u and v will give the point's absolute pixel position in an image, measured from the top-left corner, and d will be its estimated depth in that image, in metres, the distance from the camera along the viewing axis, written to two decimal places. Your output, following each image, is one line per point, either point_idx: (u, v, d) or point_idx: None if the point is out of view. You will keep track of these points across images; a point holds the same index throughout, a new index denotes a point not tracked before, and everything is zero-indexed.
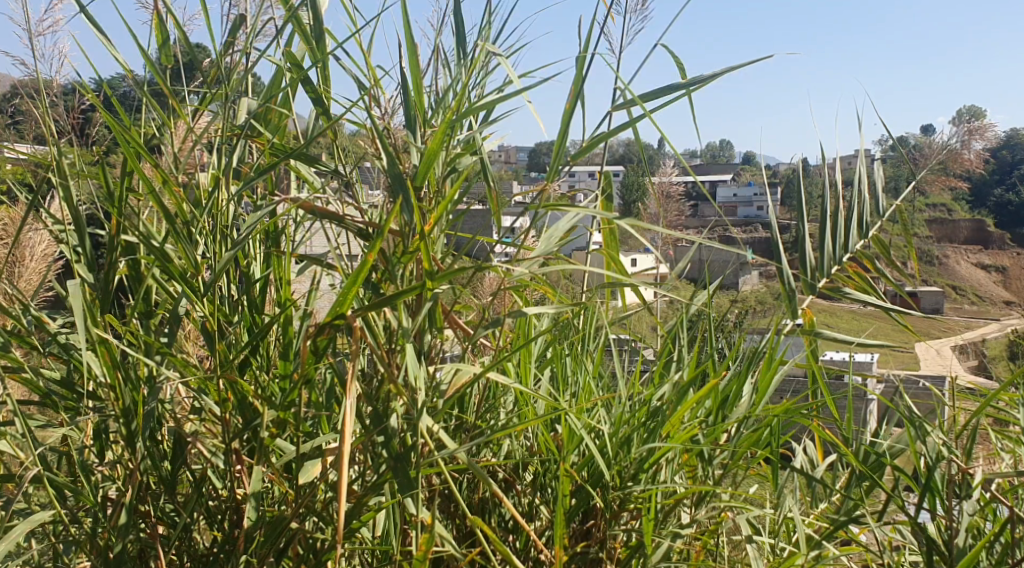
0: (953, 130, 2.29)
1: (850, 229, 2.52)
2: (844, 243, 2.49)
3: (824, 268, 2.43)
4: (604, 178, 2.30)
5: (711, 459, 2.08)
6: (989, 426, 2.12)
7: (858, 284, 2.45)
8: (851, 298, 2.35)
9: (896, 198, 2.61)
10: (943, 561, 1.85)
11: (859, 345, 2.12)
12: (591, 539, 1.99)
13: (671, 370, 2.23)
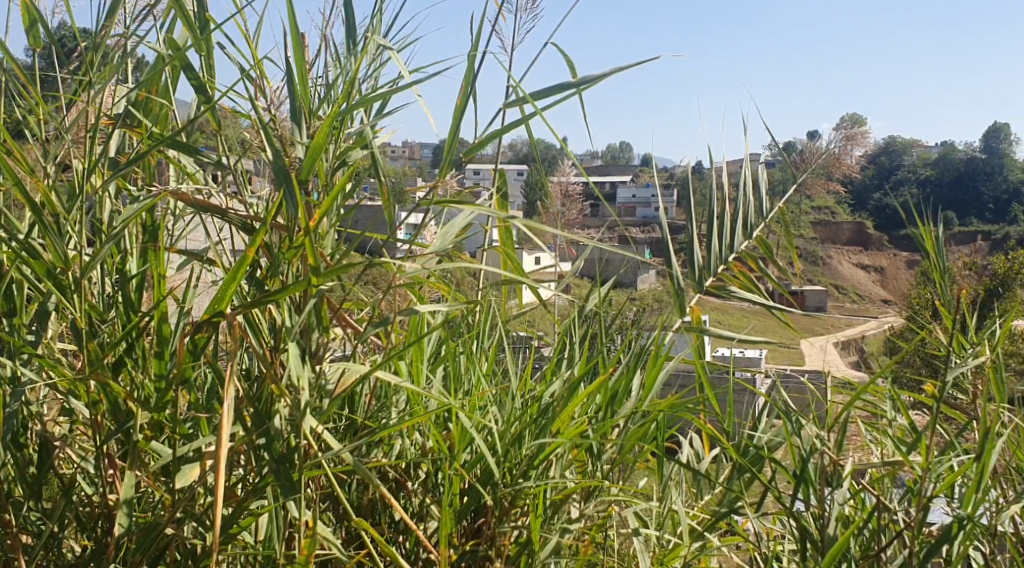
0: (833, 136, 2.37)
1: (736, 229, 2.60)
2: (729, 243, 2.57)
3: (711, 268, 2.50)
4: (498, 175, 2.30)
5: (601, 454, 2.11)
6: (862, 420, 2.22)
7: (743, 282, 2.53)
8: (736, 297, 2.43)
9: (779, 200, 2.70)
10: (816, 550, 1.92)
11: (743, 341, 2.19)
12: (481, 537, 1.96)
13: (563, 367, 2.25)
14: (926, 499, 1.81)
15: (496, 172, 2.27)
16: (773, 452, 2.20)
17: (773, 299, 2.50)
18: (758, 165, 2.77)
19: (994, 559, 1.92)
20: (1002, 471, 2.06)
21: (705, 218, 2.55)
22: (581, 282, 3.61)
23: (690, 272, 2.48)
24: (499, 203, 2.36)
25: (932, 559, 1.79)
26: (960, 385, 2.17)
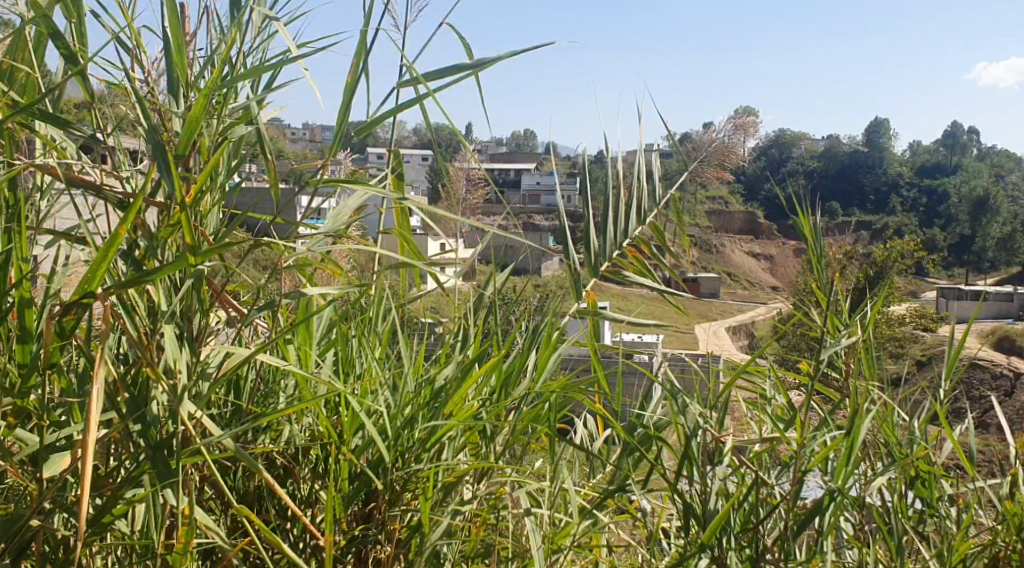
0: (725, 124, 2.40)
1: (630, 215, 2.64)
2: (623, 228, 2.61)
3: (605, 253, 2.55)
4: (393, 156, 2.28)
5: (494, 436, 2.11)
6: (747, 401, 2.30)
7: (637, 267, 2.58)
8: (630, 282, 2.48)
9: (671, 187, 2.76)
10: (698, 524, 1.99)
11: (635, 324, 2.23)
12: (371, 521, 1.92)
13: (456, 351, 2.24)
14: (800, 473, 1.90)
15: (392, 153, 2.25)
16: (661, 431, 2.25)
17: (664, 283, 2.56)
18: (652, 153, 2.82)
19: (861, 528, 2.03)
20: (870, 445, 2.17)
21: (600, 203, 2.59)
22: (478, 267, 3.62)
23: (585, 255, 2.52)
24: (394, 185, 2.34)
25: (804, 530, 1.88)
26: (833, 365, 2.27)
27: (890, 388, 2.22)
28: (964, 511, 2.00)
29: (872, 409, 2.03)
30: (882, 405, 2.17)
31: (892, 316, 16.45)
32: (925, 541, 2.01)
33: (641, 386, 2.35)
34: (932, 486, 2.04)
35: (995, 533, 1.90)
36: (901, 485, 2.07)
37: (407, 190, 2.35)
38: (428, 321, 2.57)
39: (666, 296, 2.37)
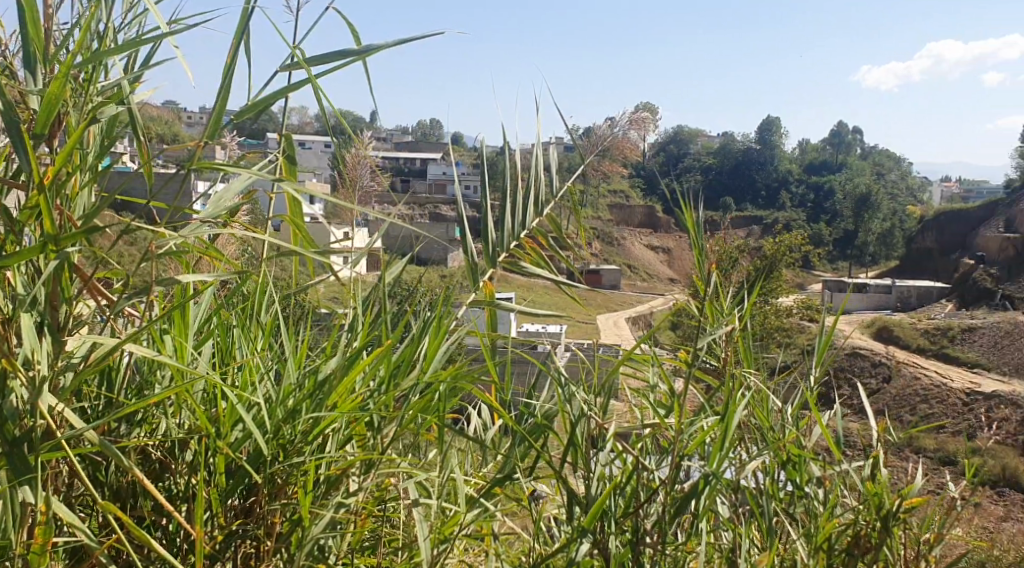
0: (620, 119, 2.40)
1: (527, 206, 2.66)
2: (520, 219, 2.63)
3: (503, 244, 2.57)
4: (285, 142, 2.24)
5: (381, 427, 2.07)
6: (638, 389, 2.35)
7: (534, 258, 2.61)
8: (528, 273, 2.50)
9: (569, 180, 2.79)
10: (581, 509, 2.02)
11: (530, 315, 2.26)
12: (251, 516, 1.87)
13: (343, 341, 2.20)
14: (677, 458, 1.97)
15: (283, 139, 2.21)
16: (553, 420, 2.27)
17: (559, 273, 2.60)
18: (550, 145, 2.84)
19: (735, 509, 2.11)
20: (746, 430, 2.26)
21: (498, 193, 2.60)
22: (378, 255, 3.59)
23: (480, 245, 2.52)
24: (286, 170, 2.30)
25: (681, 512, 1.95)
26: (713, 353, 2.35)
27: (765, 375, 2.32)
28: (829, 491, 2.10)
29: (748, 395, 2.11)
30: (758, 391, 2.26)
31: (778, 306, 17.02)
32: (795, 521, 2.10)
33: (535, 376, 2.36)
34: (802, 469, 2.13)
35: (857, 512, 2.01)
36: (773, 468, 2.16)
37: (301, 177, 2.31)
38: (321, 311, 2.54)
39: (563, 287, 2.41)
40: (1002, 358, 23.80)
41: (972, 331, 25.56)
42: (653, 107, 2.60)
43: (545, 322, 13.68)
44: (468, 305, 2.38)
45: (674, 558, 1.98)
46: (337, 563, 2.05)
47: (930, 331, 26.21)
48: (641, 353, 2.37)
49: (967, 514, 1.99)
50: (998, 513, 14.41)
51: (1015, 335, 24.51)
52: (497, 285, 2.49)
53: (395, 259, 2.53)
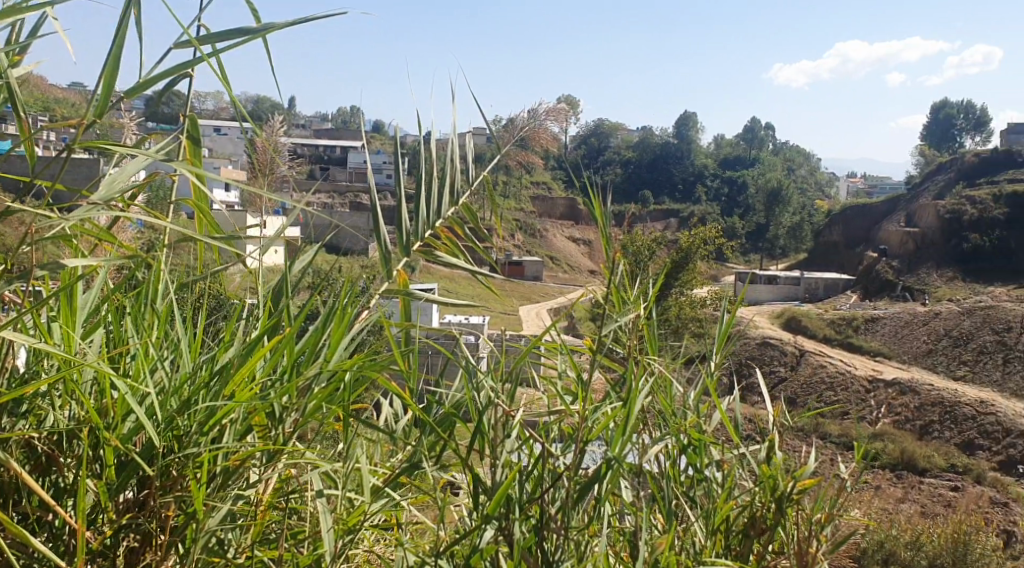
0: (536, 112, 2.41)
1: (443, 195, 2.65)
2: (435, 208, 2.62)
3: (418, 232, 2.56)
4: (188, 122, 2.22)
5: (282, 417, 2.02)
6: (550, 378, 2.38)
7: (449, 248, 2.60)
8: (442, 262, 2.49)
9: (484, 170, 2.79)
10: (486, 496, 2.02)
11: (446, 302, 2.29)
12: (143, 510, 1.81)
13: (244, 329, 2.14)
14: (580, 443, 2.01)
15: (186, 117, 2.19)
16: (461, 408, 2.26)
17: (474, 263, 2.60)
18: (464, 135, 2.84)
19: (638, 493, 2.16)
20: (650, 415, 2.31)
21: (413, 181, 2.57)
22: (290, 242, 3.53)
23: (393, 233, 2.50)
24: (191, 153, 2.28)
25: (582, 496, 1.99)
26: (620, 340, 2.40)
27: (670, 361, 2.38)
28: (728, 474, 2.17)
29: (651, 380, 2.15)
30: (661, 377, 2.31)
31: (693, 297, 17.36)
32: (695, 503, 2.16)
33: (445, 364, 2.35)
34: (702, 453, 2.19)
35: (753, 494, 2.08)
36: (674, 451, 2.21)
37: (205, 160, 2.25)
38: (225, 299, 2.48)
39: (478, 276, 2.42)
40: (901, 347, 24.78)
41: (874, 322, 26.52)
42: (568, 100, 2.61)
43: (467, 313, 13.52)
44: (379, 293, 2.35)
45: (576, 543, 2.01)
46: (237, 558, 2.00)
47: (835, 320, 27.11)
48: (553, 341, 2.39)
49: (855, 495, 2.09)
50: (896, 494, 15.03)
51: (914, 325, 25.55)
52: (410, 274, 2.48)
53: (308, 245, 2.49)
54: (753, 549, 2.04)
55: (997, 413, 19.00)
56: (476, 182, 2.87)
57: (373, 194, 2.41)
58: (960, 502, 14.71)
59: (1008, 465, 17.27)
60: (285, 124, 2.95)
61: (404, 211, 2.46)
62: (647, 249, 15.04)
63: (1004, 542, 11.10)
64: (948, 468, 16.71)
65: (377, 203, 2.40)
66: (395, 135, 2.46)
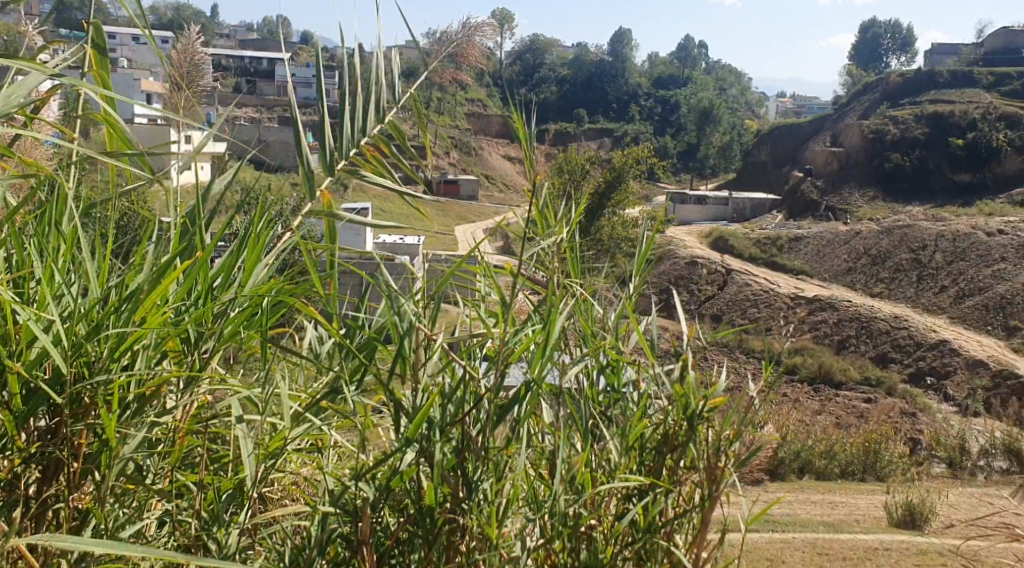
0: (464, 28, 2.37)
1: (368, 112, 2.59)
2: (360, 126, 2.56)
3: (343, 150, 2.50)
4: (94, 31, 2.12)
5: (197, 343, 1.98)
6: (475, 297, 2.38)
7: (374, 167, 2.56)
8: (368, 181, 2.46)
9: (410, 88, 2.73)
10: (408, 418, 2.04)
11: (371, 226, 2.30)
12: (53, 437, 1.78)
13: (155, 254, 2.07)
14: (501, 367, 2.04)
15: (90, 27, 2.09)
16: (383, 333, 2.23)
17: (400, 184, 2.57)
18: (390, 50, 2.76)
19: (557, 413, 2.21)
20: (569, 336, 2.35)
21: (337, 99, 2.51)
22: (210, 157, 3.42)
23: (316, 152, 2.45)
24: (98, 65, 2.19)
25: (502, 418, 2.02)
26: (542, 263, 2.41)
27: (591, 283, 2.41)
28: (644, 394, 2.24)
29: (571, 304, 2.18)
30: (582, 299, 2.35)
31: (625, 218, 17.41)
32: (609, 422, 2.24)
33: (367, 288, 2.32)
34: (618, 373, 2.25)
35: (666, 412, 2.16)
36: (592, 372, 2.27)
37: (110, 71, 2.16)
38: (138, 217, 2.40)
39: (403, 195, 2.40)
40: (822, 267, 25.46)
41: (797, 242, 27.12)
42: (497, 17, 2.56)
43: (401, 233, 13.37)
44: (302, 216, 2.30)
45: (496, 461, 2.05)
46: (156, 482, 1.98)
47: (760, 241, 27.64)
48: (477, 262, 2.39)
49: (761, 412, 2.19)
50: (813, 406, 15.62)
51: (835, 245, 26.20)
52: (335, 195, 2.44)
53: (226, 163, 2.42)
54: (665, 464, 2.14)
55: (909, 328, 19.75)
56: (401, 100, 2.80)
57: (295, 110, 2.35)
58: (872, 412, 15.34)
59: (916, 377, 18.06)
60: (204, 34, 2.84)
61: (328, 129, 2.40)
62: (580, 168, 14.96)
63: (913, 450, 11.64)
64: (862, 381, 17.39)
65: (300, 121, 2.34)
66: (318, 51, 2.39)
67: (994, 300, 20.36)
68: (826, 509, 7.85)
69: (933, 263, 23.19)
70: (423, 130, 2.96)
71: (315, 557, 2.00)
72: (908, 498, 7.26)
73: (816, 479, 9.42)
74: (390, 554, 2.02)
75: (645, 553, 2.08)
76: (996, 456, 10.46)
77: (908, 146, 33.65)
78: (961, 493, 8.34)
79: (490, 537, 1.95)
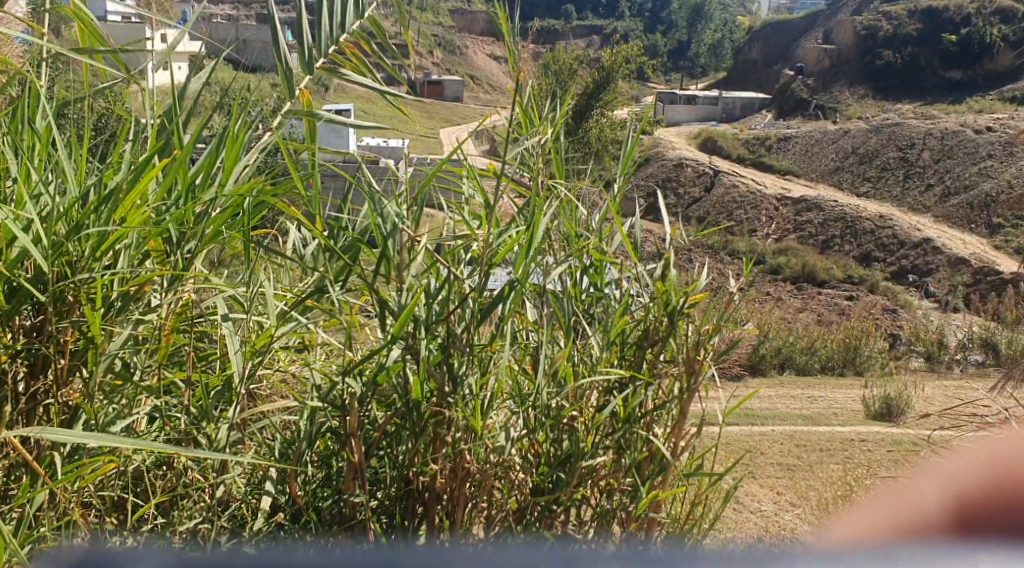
0: None
1: (346, 7, 2.52)
2: (340, 22, 2.49)
3: (322, 48, 2.45)
4: None
5: (179, 242, 1.98)
6: (459, 197, 2.38)
7: (355, 65, 2.51)
8: (348, 80, 2.41)
9: None
10: (392, 316, 2.05)
11: (352, 125, 2.27)
12: (38, 335, 1.79)
13: (133, 153, 2.05)
14: (485, 266, 2.06)
15: None
16: (366, 234, 2.23)
17: (382, 83, 2.52)
18: None
19: (540, 312, 2.25)
20: (553, 237, 2.37)
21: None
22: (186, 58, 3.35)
23: (295, 50, 2.39)
24: None
25: (486, 316, 2.05)
26: (526, 164, 2.41)
27: (575, 183, 2.41)
28: (626, 292, 2.27)
29: (554, 205, 2.21)
30: (565, 199, 2.36)
31: (612, 118, 17.23)
32: (591, 320, 2.27)
33: (350, 189, 2.31)
34: (601, 272, 2.27)
35: (647, 308, 2.20)
36: (576, 271, 2.29)
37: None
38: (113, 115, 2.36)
39: (385, 95, 2.36)
40: (809, 166, 25.39)
41: (785, 141, 26.97)
42: None
43: (387, 136, 13.24)
44: (283, 115, 2.27)
45: (481, 357, 2.08)
46: (144, 379, 2.01)
47: (748, 140, 27.46)
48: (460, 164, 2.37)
49: (739, 308, 2.24)
50: (796, 305, 15.82)
51: (823, 144, 26.07)
52: (314, 94, 2.40)
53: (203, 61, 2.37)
54: (646, 359, 2.19)
55: (893, 226, 19.84)
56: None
57: (271, 4, 2.28)
58: (853, 309, 15.56)
59: (899, 274, 18.24)
60: None
61: (305, 25, 2.34)
62: (567, 67, 14.72)
63: (892, 345, 11.86)
64: (845, 279, 17.56)
65: (277, 16, 2.28)
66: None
67: (978, 197, 20.42)
68: (805, 403, 8.03)
69: (920, 160, 23.14)
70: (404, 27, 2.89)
71: (305, 450, 2.06)
72: (886, 392, 7.43)
73: (796, 374, 9.61)
74: (378, 447, 2.07)
75: (625, 442, 2.13)
76: (972, 350, 10.68)
77: (899, 41, 33.14)
78: (939, 386, 8.52)
79: (474, 429, 2.01)
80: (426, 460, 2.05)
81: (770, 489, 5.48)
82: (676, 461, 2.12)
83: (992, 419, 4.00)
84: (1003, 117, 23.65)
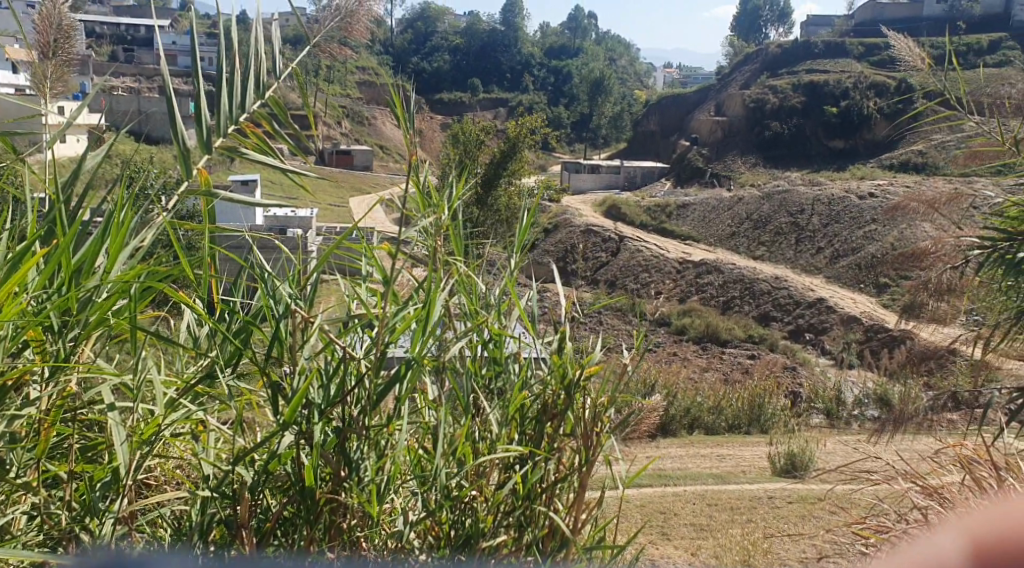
0: None
1: (246, 88, 2.51)
2: (239, 103, 2.48)
3: (221, 127, 2.42)
4: None
5: (62, 332, 1.92)
6: (357, 277, 2.36)
7: (256, 144, 2.49)
8: (250, 158, 2.39)
9: (291, 62, 2.66)
10: (286, 400, 2.02)
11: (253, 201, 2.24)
12: None
13: (14, 241, 1.98)
14: (381, 344, 2.05)
15: None
16: (259, 316, 2.20)
17: (283, 160, 2.51)
18: (271, 25, 2.68)
19: (439, 389, 2.26)
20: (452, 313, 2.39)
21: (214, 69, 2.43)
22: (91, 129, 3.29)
23: (193, 126, 2.36)
24: None
25: (382, 397, 2.03)
26: (423, 242, 2.42)
27: (473, 259, 2.42)
28: (523, 366, 2.29)
29: (450, 280, 2.23)
30: (465, 276, 2.37)
31: (518, 186, 17.41)
32: (490, 396, 2.28)
33: (245, 270, 2.27)
34: (499, 347, 2.28)
35: (545, 383, 2.22)
36: (475, 346, 2.30)
37: None
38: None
39: (283, 170, 2.33)
40: (707, 231, 26.20)
41: (683, 208, 27.83)
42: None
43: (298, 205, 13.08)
44: (178, 195, 2.23)
45: (377, 437, 2.07)
46: (21, 475, 1.92)
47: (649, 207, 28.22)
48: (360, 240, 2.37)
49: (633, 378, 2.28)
50: (701, 364, 16.21)
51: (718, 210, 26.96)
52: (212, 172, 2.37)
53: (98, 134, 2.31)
54: (545, 433, 2.21)
55: (788, 287, 20.52)
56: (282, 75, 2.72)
57: (168, 80, 2.25)
58: (755, 367, 15.94)
59: (796, 333, 18.83)
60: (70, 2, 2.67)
61: (204, 101, 2.31)
62: (475, 139, 14.95)
63: (793, 402, 12.20)
64: (746, 338, 18.01)
65: (172, 91, 2.24)
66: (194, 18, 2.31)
67: (865, 258, 21.35)
68: (715, 462, 8.14)
69: (810, 225, 24.13)
70: (305, 106, 2.89)
71: (195, 542, 1.99)
72: (789, 448, 7.62)
73: (704, 434, 9.80)
74: (272, 534, 2.02)
75: (525, 519, 2.13)
76: (868, 405, 11.06)
77: (785, 113, 34.75)
78: (838, 442, 8.76)
79: (370, 514, 1.99)
80: (322, 547, 2.01)
81: (684, 550, 5.57)
82: (576, 536, 2.13)
83: (885, 470, 4.14)
84: (884, 184, 24.91)
